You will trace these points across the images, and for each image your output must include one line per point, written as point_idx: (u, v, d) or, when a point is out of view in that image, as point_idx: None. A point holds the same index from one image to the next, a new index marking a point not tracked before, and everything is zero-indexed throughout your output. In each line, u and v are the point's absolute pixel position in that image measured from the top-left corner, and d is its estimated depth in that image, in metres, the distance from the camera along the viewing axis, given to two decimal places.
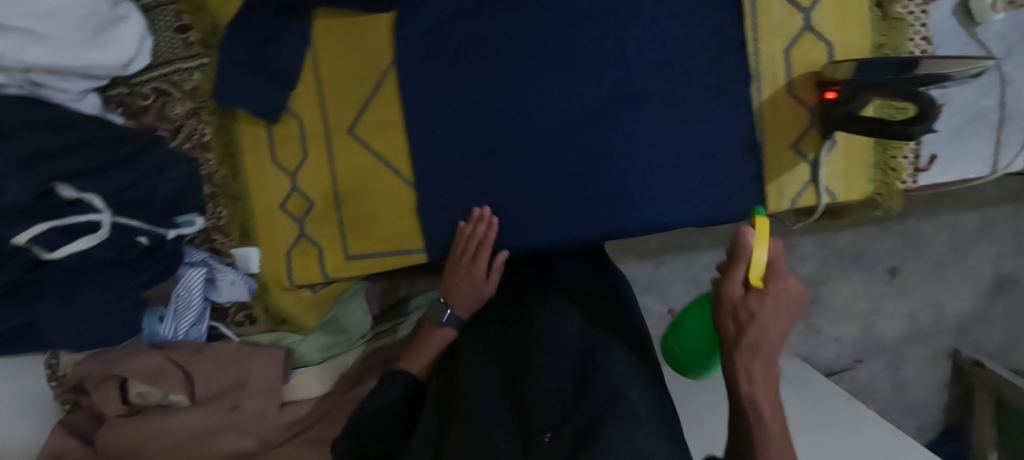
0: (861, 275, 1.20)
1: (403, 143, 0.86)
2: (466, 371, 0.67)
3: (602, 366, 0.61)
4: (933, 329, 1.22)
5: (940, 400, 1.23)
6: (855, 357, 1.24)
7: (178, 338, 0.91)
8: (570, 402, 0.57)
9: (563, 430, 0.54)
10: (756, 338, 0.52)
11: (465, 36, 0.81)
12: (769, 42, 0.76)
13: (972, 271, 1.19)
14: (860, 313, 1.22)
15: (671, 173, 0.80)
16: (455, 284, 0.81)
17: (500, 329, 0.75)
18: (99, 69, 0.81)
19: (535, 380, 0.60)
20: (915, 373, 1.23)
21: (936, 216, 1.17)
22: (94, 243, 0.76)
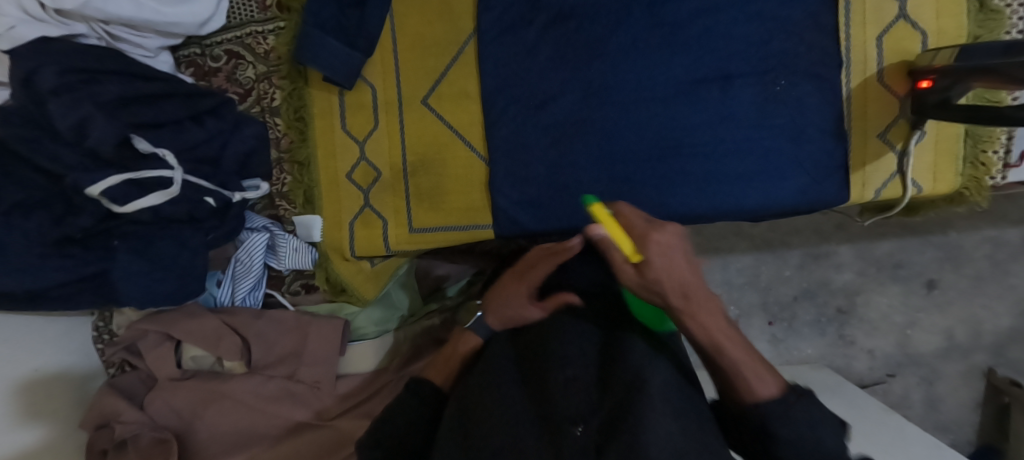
0: (898, 288, 1.19)
1: (477, 116, 0.85)
2: (477, 368, 0.60)
3: (631, 353, 0.56)
4: (969, 345, 1.18)
5: (974, 420, 1.19)
6: (888, 371, 1.21)
7: (235, 304, 0.89)
8: (596, 392, 0.52)
9: (592, 422, 0.49)
10: (679, 292, 0.51)
11: (555, 10, 0.81)
12: (860, 29, 0.76)
13: (1012, 289, 1.16)
14: (896, 326, 1.19)
15: (752, 156, 0.80)
16: (502, 288, 0.72)
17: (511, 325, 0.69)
18: (176, 26, 0.80)
19: (556, 371, 0.54)
20: (949, 392, 1.19)
21: (978, 231, 1.15)
22: (166, 200, 0.75)
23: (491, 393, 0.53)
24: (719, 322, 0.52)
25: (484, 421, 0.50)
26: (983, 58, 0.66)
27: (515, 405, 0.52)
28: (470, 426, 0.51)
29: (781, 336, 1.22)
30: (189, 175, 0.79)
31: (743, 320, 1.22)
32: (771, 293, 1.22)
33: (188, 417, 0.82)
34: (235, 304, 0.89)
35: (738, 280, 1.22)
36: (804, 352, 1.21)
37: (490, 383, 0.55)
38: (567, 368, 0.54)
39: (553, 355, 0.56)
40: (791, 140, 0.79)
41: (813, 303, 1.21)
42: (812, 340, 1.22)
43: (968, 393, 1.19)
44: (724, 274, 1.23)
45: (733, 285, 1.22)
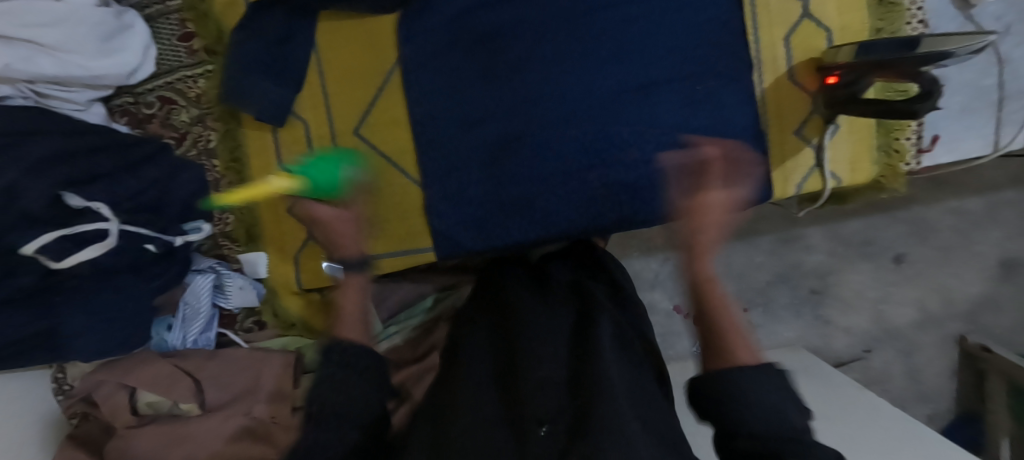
0: (868, 264, 1.23)
1: (409, 143, 0.86)
2: (453, 371, 0.62)
3: (600, 351, 0.58)
4: (943, 315, 1.24)
5: (952, 386, 1.25)
6: (864, 347, 1.25)
7: (187, 345, 0.90)
8: (568, 393, 0.54)
9: (560, 422, 0.51)
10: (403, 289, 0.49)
11: (479, 30, 0.82)
12: (769, 30, 0.79)
13: (978, 255, 1.22)
14: (869, 302, 1.24)
15: (676, 162, 0.81)
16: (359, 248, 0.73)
17: (490, 311, 0.71)
18: (106, 78, 0.82)
19: (530, 372, 0.55)
20: (927, 361, 1.24)
21: (941, 202, 1.21)
22: (105, 250, 0.77)
23: (467, 401, 0.55)
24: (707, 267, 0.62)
25: (460, 426, 0.52)
26: (881, 51, 0.68)
27: (489, 410, 0.54)
28: (445, 431, 0.54)
29: (758, 321, 1.25)
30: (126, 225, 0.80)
31: (719, 310, 1.26)
32: (744, 280, 1.24)
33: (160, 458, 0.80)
34: (186, 346, 0.90)
35: (713, 270, 1.22)
36: (783, 335, 1.24)
37: (467, 393, 0.57)
38: (539, 369, 0.56)
39: (526, 356, 0.58)
40: (716, 141, 0.81)
41: (789, 287, 1.24)
42: (789, 323, 1.25)
43: (945, 361, 1.25)
44: None
45: (705, 277, 1.25)
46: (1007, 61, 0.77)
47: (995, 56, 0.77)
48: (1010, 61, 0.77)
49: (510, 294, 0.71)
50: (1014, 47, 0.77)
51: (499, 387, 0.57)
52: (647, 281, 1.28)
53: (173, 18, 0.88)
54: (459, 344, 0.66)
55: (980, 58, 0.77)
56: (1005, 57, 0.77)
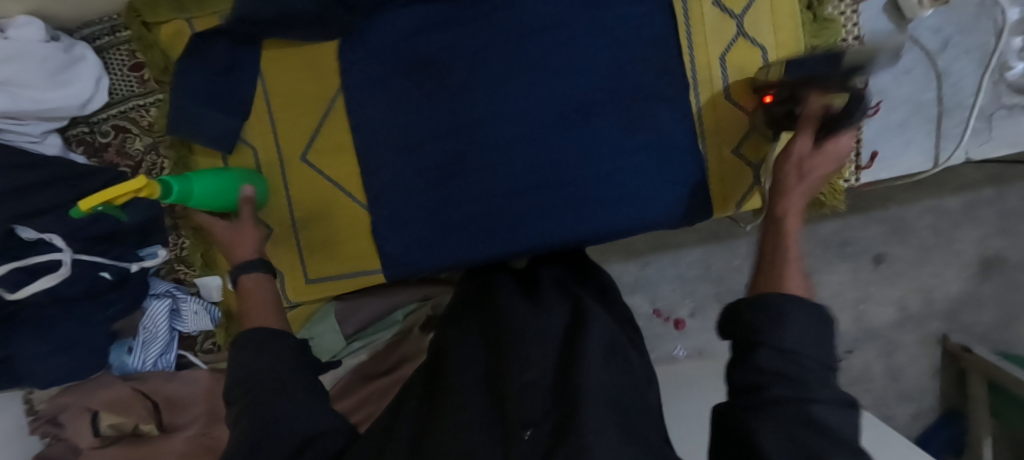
0: (848, 264, 1.20)
1: (355, 167, 0.87)
2: (439, 375, 0.63)
3: (586, 352, 0.57)
4: (923, 314, 1.21)
5: (935, 385, 1.22)
6: (845, 349, 1.23)
7: (148, 368, 0.92)
8: (553, 398, 0.53)
9: (544, 424, 0.50)
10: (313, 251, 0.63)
11: (418, 53, 0.82)
12: (704, 50, 0.79)
13: (957, 254, 1.18)
14: (849, 302, 1.21)
15: (616, 181, 0.82)
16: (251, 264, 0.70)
17: (476, 314, 0.71)
18: (59, 110, 0.83)
19: (514, 376, 0.55)
20: (909, 360, 1.22)
21: (918, 202, 1.17)
22: (56, 282, 0.78)
23: (450, 406, 0.55)
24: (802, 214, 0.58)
25: (442, 431, 0.52)
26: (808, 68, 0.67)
27: (473, 412, 0.54)
28: (428, 436, 0.53)
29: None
30: (81, 254, 0.81)
31: (699, 313, 1.26)
32: (723, 282, 1.25)
33: None
34: (146, 369, 0.92)
35: (690, 273, 1.24)
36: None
37: (458, 398, 0.56)
38: (525, 374, 0.55)
39: (512, 360, 0.57)
40: (655, 161, 0.81)
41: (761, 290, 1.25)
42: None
43: (928, 362, 1.22)
44: (677, 269, 1.25)
45: (687, 280, 1.25)
46: (947, 74, 0.77)
47: (931, 71, 0.77)
48: (948, 75, 0.77)
49: (495, 300, 0.72)
50: (952, 61, 0.76)
51: (487, 391, 0.56)
52: (627, 285, 1.26)
53: (122, 49, 0.89)
54: (444, 347, 0.67)
55: (918, 73, 0.77)
56: (943, 72, 0.77)
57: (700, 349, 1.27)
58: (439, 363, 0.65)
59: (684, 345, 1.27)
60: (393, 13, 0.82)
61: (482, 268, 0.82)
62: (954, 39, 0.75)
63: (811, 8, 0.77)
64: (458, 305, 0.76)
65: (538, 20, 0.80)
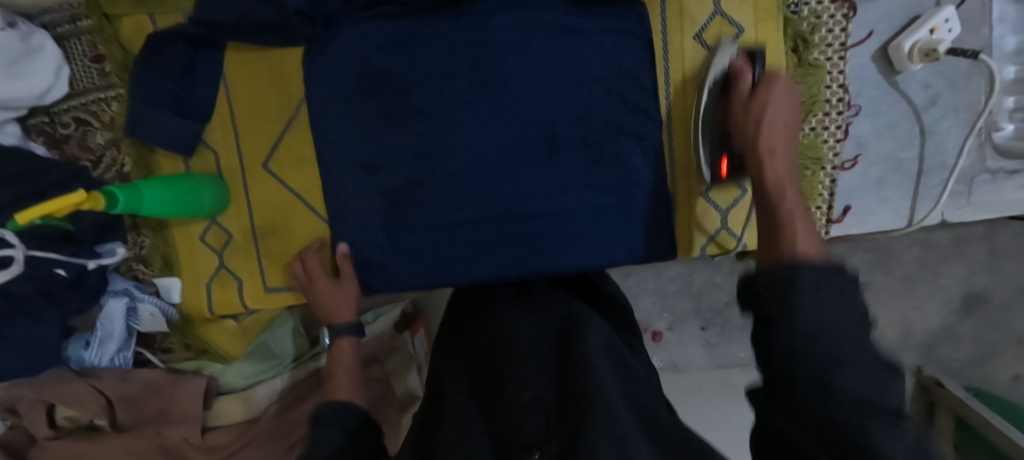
0: None
1: (317, 180, 0.85)
2: (439, 400, 0.64)
3: (584, 357, 0.55)
4: (898, 346, 1.15)
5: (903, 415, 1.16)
6: None
7: (103, 365, 0.92)
8: (555, 413, 0.52)
9: (550, 446, 0.50)
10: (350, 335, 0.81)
11: (381, 68, 0.80)
12: (682, 86, 0.77)
13: (941, 289, 1.10)
14: None
15: (578, 216, 0.80)
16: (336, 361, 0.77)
17: (471, 332, 0.71)
18: (14, 100, 0.81)
19: (512, 396, 0.54)
20: None
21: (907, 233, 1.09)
22: (9, 278, 0.77)
23: (452, 432, 0.56)
24: (782, 163, 0.59)
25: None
26: None
27: (481, 440, 0.54)
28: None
29: (715, 340, 1.19)
30: (34, 249, 0.80)
31: (677, 327, 1.19)
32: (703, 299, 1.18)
33: None
34: (102, 365, 0.92)
35: (671, 289, 1.16)
36: (738, 356, 1.18)
37: (463, 425, 0.56)
38: (525, 392, 0.55)
39: (510, 377, 0.57)
40: (618, 200, 0.79)
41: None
42: (744, 344, 1.18)
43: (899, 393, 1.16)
44: (658, 283, 1.17)
45: (667, 294, 1.17)
46: (932, 132, 0.74)
47: (916, 127, 0.74)
48: (932, 133, 0.74)
49: (490, 316, 0.72)
50: (937, 118, 0.74)
51: (490, 414, 0.56)
52: None
53: (82, 39, 0.87)
54: (442, 369, 0.68)
55: (900, 129, 0.74)
56: (927, 129, 0.74)
57: (675, 362, 1.21)
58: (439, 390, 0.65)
59: (659, 356, 1.21)
60: (360, 24, 0.79)
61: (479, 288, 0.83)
62: (941, 96, 0.73)
63: (797, 50, 0.73)
64: (449, 326, 0.77)
65: (507, 43, 0.77)
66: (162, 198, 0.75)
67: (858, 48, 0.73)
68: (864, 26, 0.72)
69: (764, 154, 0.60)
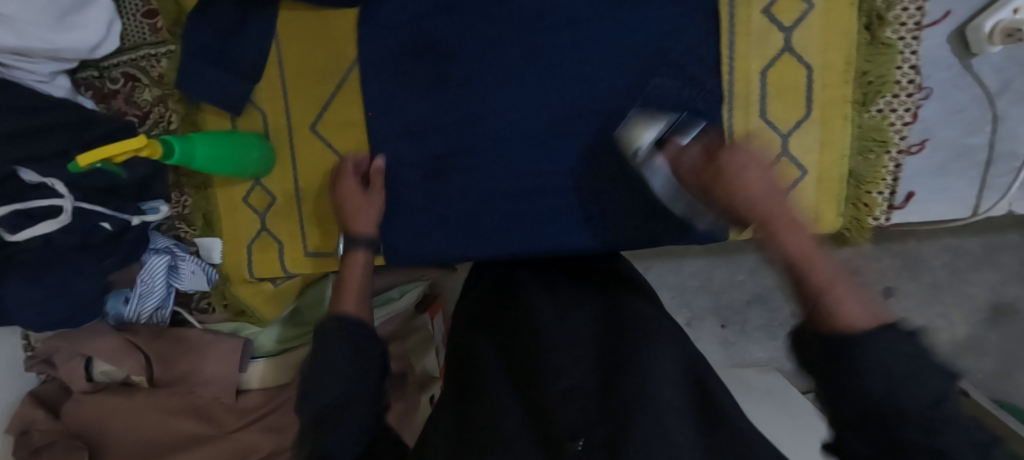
0: None
1: (363, 145, 0.84)
2: (469, 383, 0.60)
3: (628, 354, 0.54)
4: None
5: None
6: None
7: (141, 321, 0.93)
8: (597, 402, 0.49)
9: (591, 433, 0.46)
10: (362, 255, 0.73)
11: (432, 34, 0.79)
12: (744, 61, 0.72)
13: (969, 299, 1.04)
14: None
15: (628, 192, 0.79)
16: (348, 277, 0.70)
17: (498, 322, 0.68)
18: (67, 52, 0.81)
19: (552, 385, 0.52)
20: None
21: (936, 238, 1.03)
22: (55, 228, 0.77)
23: (488, 416, 0.52)
24: (791, 230, 0.52)
25: (487, 447, 0.48)
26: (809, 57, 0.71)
27: (515, 425, 0.50)
28: (472, 448, 0.50)
29: (733, 338, 1.16)
30: (82, 202, 0.81)
31: (695, 323, 1.17)
32: (723, 296, 1.15)
33: (105, 432, 0.85)
34: (140, 321, 0.93)
35: (692, 284, 1.15)
36: (755, 356, 1.15)
37: (496, 410, 0.53)
38: (562, 380, 0.52)
39: (549, 365, 0.54)
40: None
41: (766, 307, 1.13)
42: (762, 343, 1.15)
43: None
44: (677, 279, 1.16)
45: (686, 290, 1.16)
46: (1004, 118, 0.71)
47: (987, 113, 0.71)
48: (1006, 120, 0.71)
49: (517, 302, 0.69)
50: (1012, 104, 0.70)
51: (524, 399, 0.53)
52: None
53: None
54: (469, 354, 0.65)
55: (970, 114, 0.71)
56: (1001, 115, 0.71)
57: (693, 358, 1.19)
58: (463, 375, 0.62)
59: None
60: None
61: (499, 275, 0.79)
62: (1016, 82, 0.69)
63: (870, 27, 0.70)
64: (472, 314, 0.73)
65: (561, 12, 0.75)
66: (214, 156, 0.74)
67: (932, 28, 0.69)
68: (942, 5, 0.68)
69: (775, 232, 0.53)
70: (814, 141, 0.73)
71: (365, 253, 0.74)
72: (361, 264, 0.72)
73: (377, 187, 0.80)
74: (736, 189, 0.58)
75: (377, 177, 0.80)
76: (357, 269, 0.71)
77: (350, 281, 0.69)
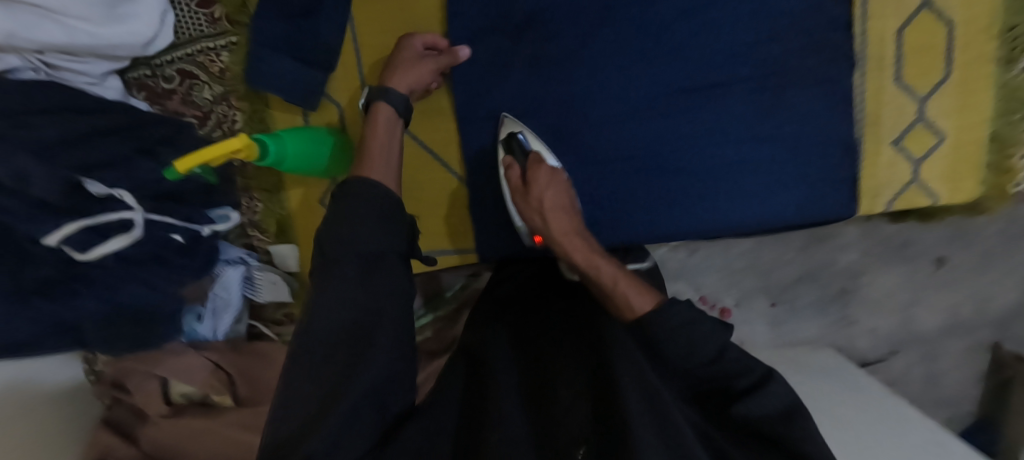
0: (904, 267, 1.03)
1: (453, 133, 0.80)
2: (478, 377, 0.57)
3: (628, 354, 0.51)
4: (976, 322, 1.03)
5: (976, 393, 1.05)
6: (890, 348, 1.06)
7: (218, 338, 0.88)
8: (598, 408, 0.48)
9: (593, 439, 0.46)
10: (389, 112, 0.65)
11: (528, 9, 0.72)
12: (879, 21, 0.67)
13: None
14: (900, 304, 1.04)
15: (753, 169, 0.72)
16: (377, 127, 0.64)
17: (509, 318, 0.66)
18: (119, 48, 0.74)
19: (559, 396, 0.51)
20: (951, 369, 1.04)
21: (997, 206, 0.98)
22: (129, 243, 0.71)
23: (492, 412, 0.50)
24: (578, 242, 0.65)
25: (486, 443, 0.47)
26: (952, 12, 0.66)
27: (518, 428, 0.49)
28: (470, 451, 0.48)
29: (783, 318, 1.07)
30: (152, 214, 0.73)
31: (744, 303, 1.07)
32: (772, 275, 1.06)
33: (181, 453, 0.78)
34: (217, 338, 0.88)
35: (740, 263, 1.06)
36: (805, 334, 1.07)
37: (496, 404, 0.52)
38: (571, 388, 0.52)
39: (555, 381, 0.53)
40: (791, 151, 0.71)
41: (815, 284, 1.06)
42: (812, 320, 1.06)
43: (975, 373, 1.05)
44: (724, 258, 1.06)
45: (732, 270, 1.07)
46: None
47: None
48: None
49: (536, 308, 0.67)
50: None
51: (529, 404, 0.52)
52: (671, 270, 1.07)
53: None
54: (476, 345, 0.62)
55: None
56: None
57: (741, 340, 1.08)
58: (469, 366, 0.60)
59: None
60: None
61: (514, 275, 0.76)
62: None
63: None
64: (485, 307, 0.71)
65: None
66: (305, 158, 0.70)
67: None
68: None
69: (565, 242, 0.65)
70: (952, 104, 0.68)
71: (391, 108, 0.66)
72: (382, 116, 0.65)
73: (437, 67, 0.72)
74: (542, 203, 0.67)
75: (446, 60, 0.72)
76: (381, 123, 0.64)
77: (378, 131, 0.63)
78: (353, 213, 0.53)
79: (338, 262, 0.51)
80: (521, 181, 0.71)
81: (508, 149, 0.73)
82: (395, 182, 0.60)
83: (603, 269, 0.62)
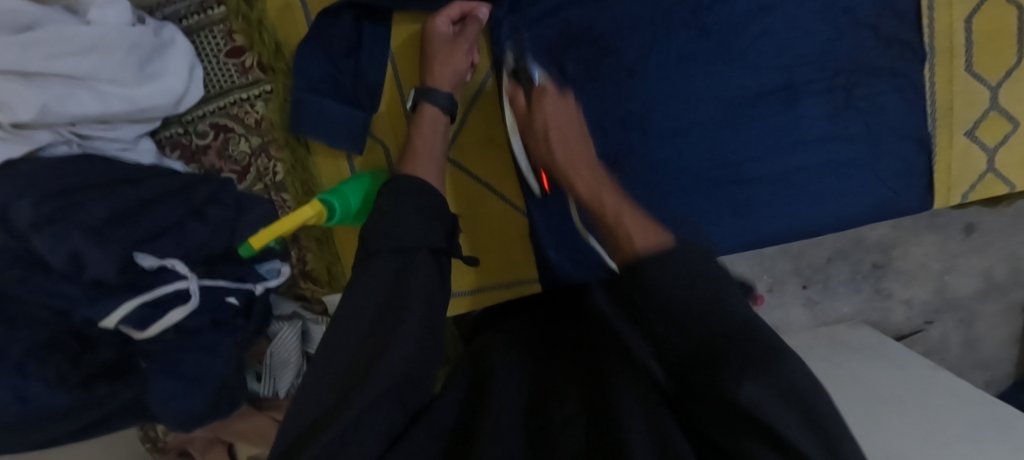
0: (936, 235, 0.98)
1: (506, 162, 0.80)
2: (483, 373, 0.58)
3: (629, 390, 0.50)
4: (1011, 283, 1.00)
5: (1013, 352, 1.03)
6: (925, 319, 1.02)
7: (279, 395, 0.84)
8: (592, 427, 0.49)
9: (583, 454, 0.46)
10: (431, 113, 0.67)
11: (578, 29, 0.69)
12: (948, 10, 0.65)
13: None
14: (934, 273, 1.00)
15: (822, 172, 0.70)
16: (421, 126, 0.66)
17: (527, 336, 0.67)
18: (153, 111, 0.70)
19: (554, 413, 0.52)
20: (988, 331, 1.02)
21: None
22: (186, 313, 0.66)
23: (491, 411, 0.51)
24: (585, 172, 0.58)
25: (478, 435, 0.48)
26: None
27: (509, 427, 0.49)
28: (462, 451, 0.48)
29: (817, 298, 1.02)
30: (205, 279, 0.69)
31: (778, 288, 1.01)
32: (804, 256, 1.01)
33: None
34: (279, 396, 0.84)
35: (771, 250, 1.01)
36: (842, 312, 1.02)
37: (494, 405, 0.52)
38: (565, 410, 0.52)
39: (553, 396, 0.54)
40: (864, 150, 0.69)
41: (849, 261, 1.00)
42: (848, 297, 1.02)
43: (1008, 333, 1.02)
44: None
45: (764, 255, 1.00)
46: None
47: None
48: None
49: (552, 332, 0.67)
50: None
51: (529, 412, 0.53)
52: None
53: (217, 30, 0.75)
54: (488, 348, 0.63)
55: None
56: None
57: (776, 325, 1.04)
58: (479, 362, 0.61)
59: None
60: None
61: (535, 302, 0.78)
62: None
63: None
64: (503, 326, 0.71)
65: None
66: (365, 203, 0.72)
67: None
68: None
69: (568, 169, 0.59)
70: None
71: (433, 107, 0.67)
72: (425, 117, 0.67)
73: (469, 44, 0.69)
74: (549, 129, 0.60)
75: (474, 28, 0.69)
76: (422, 123, 0.66)
77: (422, 130, 0.65)
78: (392, 214, 0.54)
79: (374, 255, 0.52)
80: (526, 108, 0.64)
81: (516, 79, 0.68)
82: (438, 178, 0.62)
83: (607, 205, 0.55)
